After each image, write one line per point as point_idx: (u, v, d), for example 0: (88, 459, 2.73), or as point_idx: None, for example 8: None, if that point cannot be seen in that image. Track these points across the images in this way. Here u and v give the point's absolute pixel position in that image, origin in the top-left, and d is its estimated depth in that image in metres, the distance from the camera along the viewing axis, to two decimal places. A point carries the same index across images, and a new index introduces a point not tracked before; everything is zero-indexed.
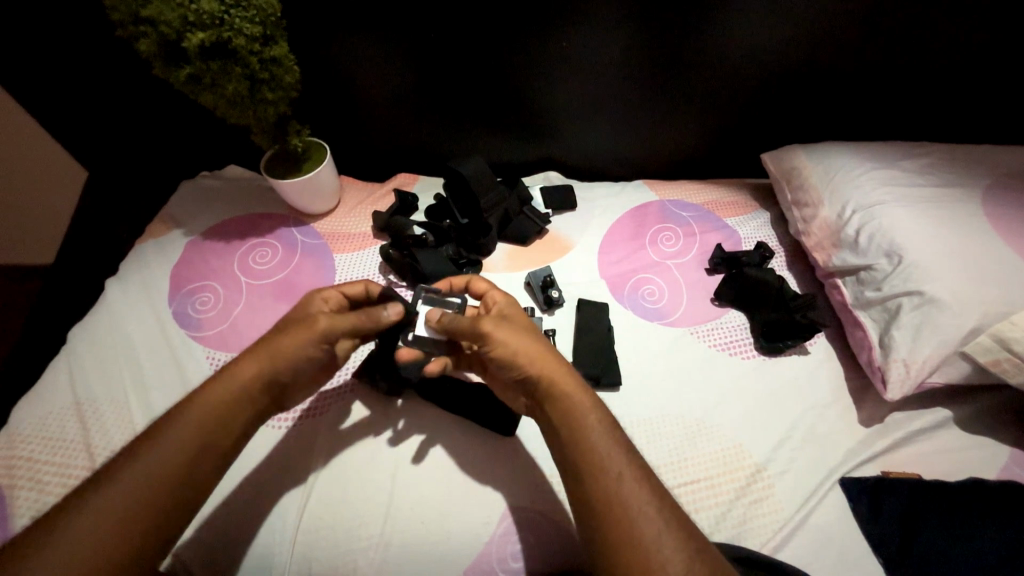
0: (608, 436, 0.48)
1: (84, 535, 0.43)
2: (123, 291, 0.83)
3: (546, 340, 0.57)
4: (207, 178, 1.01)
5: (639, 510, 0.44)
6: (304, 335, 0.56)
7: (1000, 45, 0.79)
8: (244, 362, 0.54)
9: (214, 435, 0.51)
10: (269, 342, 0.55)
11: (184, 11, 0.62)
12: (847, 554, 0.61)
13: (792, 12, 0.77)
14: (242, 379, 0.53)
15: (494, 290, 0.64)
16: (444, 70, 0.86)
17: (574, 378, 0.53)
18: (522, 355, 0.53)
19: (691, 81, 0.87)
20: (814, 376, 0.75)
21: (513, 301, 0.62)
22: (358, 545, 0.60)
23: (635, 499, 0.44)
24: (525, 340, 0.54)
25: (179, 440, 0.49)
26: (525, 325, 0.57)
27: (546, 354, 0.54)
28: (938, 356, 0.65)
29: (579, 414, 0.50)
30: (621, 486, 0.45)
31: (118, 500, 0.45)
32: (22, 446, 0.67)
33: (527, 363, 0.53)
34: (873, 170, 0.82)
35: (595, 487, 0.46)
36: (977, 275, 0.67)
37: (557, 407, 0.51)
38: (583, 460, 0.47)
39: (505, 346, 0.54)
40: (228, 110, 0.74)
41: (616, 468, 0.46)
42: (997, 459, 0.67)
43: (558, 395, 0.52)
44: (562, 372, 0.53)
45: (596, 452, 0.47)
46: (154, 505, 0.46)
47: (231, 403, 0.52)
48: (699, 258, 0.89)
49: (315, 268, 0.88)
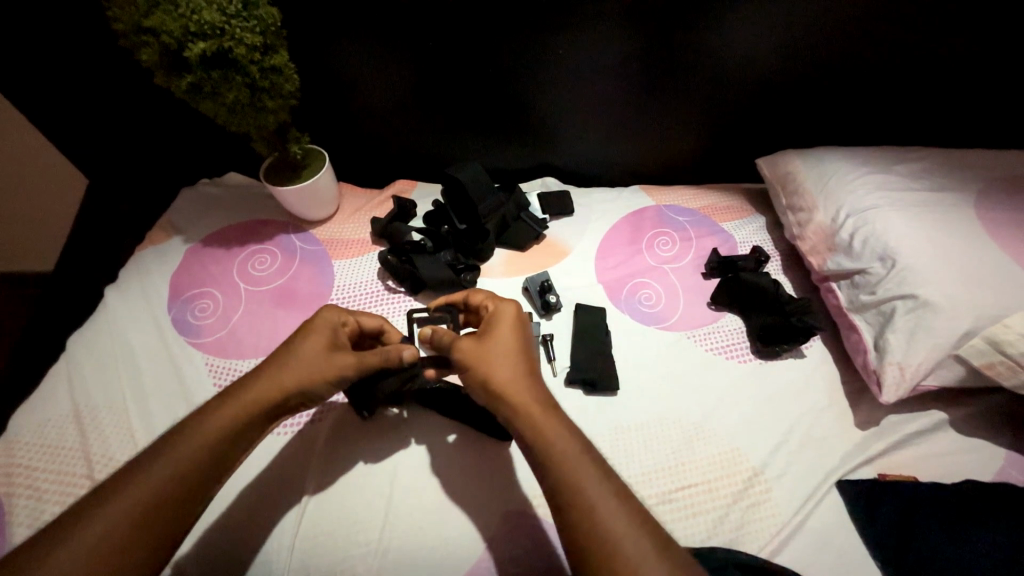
0: (584, 461, 0.48)
1: (87, 543, 0.42)
2: (123, 298, 0.84)
3: (531, 364, 0.56)
4: (207, 185, 1.02)
5: (634, 544, 0.42)
6: (331, 369, 0.57)
7: (989, 53, 0.80)
8: (262, 383, 0.54)
9: (224, 448, 0.51)
10: (295, 365, 0.56)
11: (185, 21, 0.63)
12: (843, 557, 0.61)
13: (784, 20, 0.78)
14: (259, 398, 0.54)
15: (493, 301, 0.63)
16: (442, 77, 0.87)
17: (550, 404, 0.53)
18: (496, 377, 0.54)
19: (686, 88, 0.88)
20: (810, 381, 0.76)
21: (511, 312, 0.61)
22: (356, 551, 0.60)
23: (631, 532, 0.43)
24: (501, 363, 0.55)
25: (191, 450, 0.49)
26: (511, 343, 0.57)
27: (515, 378, 0.54)
28: (932, 360, 0.66)
29: (548, 438, 0.49)
30: (599, 517, 0.44)
31: (125, 508, 0.45)
32: (21, 455, 0.67)
33: (500, 387, 0.53)
34: (867, 174, 0.82)
35: (570, 507, 0.45)
36: (970, 280, 0.68)
37: (528, 427, 0.51)
38: (558, 480, 0.47)
39: (481, 369, 0.55)
40: (228, 118, 0.74)
41: (591, 496, 0.45)
42: (992, 463, 0.68)
43: (528, 420, 0.51)
44: (538, 398, 0.53)
45: (565, 474, 0.47)
46: (159, 514, 0.46)
47: (245, 418, 0.52)
48: (696, 263, 0.90)
49: (314, 275, 0.88)
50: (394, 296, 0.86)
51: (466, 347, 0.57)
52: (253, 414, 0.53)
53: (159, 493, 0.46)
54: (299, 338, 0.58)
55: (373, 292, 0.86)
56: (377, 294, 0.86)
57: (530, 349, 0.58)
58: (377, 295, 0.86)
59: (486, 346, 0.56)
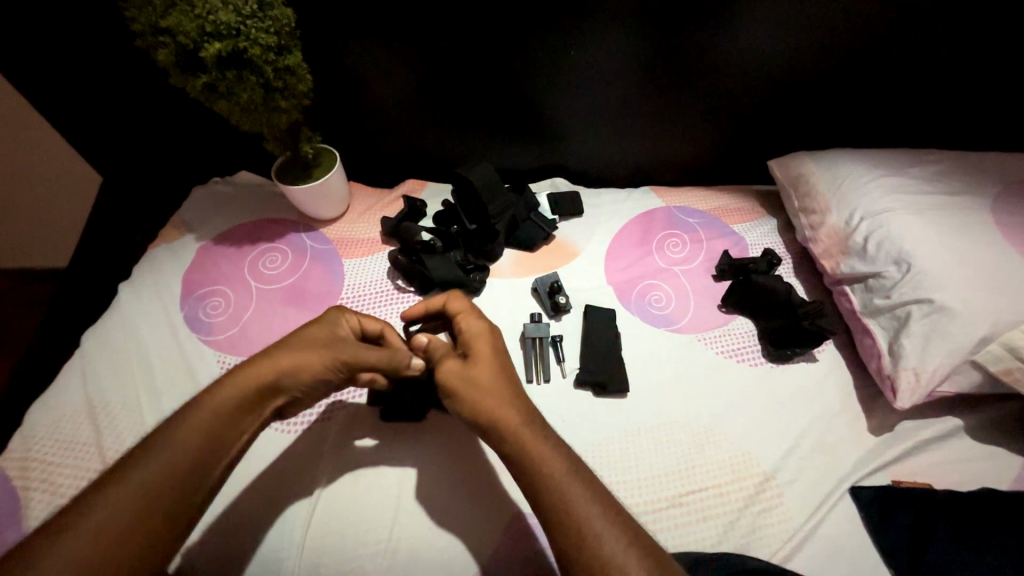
0: (573, 482, 0.47)
1: (85, 537, 0.42)
2: (137, 296, 0.85)
3: (514, 383, 0.56)
4: (219, 183, 1.03)
5: (623, 567, 0.42)
6: (324, 356, 0.57)
7: (1007, 55, 0.79)
8: (256, 372, 0.54)
9: (218, 441, 0.50)
10: (288, 355, 0.56)
11: (201, 22, 0.63)
12: (857, 564, 0.60)
13: (798, 21, 0.78)
14: (252, 388, 0.53)
15: (469, 314, 0.62)
16: (453, 78, 0.87)
17: (536, 424, 0.52)
18: (482, 401, 0.53)
19: (698, 89, 0.87)
20: (823, 385, 0.75)
21: (489, 330, 0.60)
22: (366, 550, 0.61)
23: (619, 554, 0.42)
24: (483, 385, 0.54)
25: (184, 441, 0.48)
26: (493, 363, 0.56)
27: (499, 402, 0.53)
28: (947, 365, 0.65)
29: (536, 460, 0.48)
30: (590, 542, 0.43)
31: (119, 502, 0.44)
32: (36, 449, 0.68)
33: (485, 413, 0.53)
34: (881, 177, 0.81)
35: (562, 530, 0.44)
36: (988, 286, 0.67)
37: (515, 452, 0.50)
38: (549, 508, 0.46)
39: (464, 393, 0.54)
40: (242, 117, 0.74)
41: (581, 519, 0.44)
42: (1007, 470, 0.67)
43: (514, 445, 0.50)
44: (524, 419, 0.52)
45: (557, 498, 0.46)
46: (152, 512, 0.45)
47: (237, 409, 0.52)
48: (706, 264, 0.89)
49: (324, 273, 0.89)
50: (403, 295, 0.86)
51: (450, 371, 0.56)
52: (243, 406, 0.52)
53: (155, 490, 0.46)
54: (302, 329, 0.59)
55: (382, 291, 0.86)
56: (385, 293, 0.86)
57: (512, 367, 0.58)
58: (386, 295, 0.86)
59: (468, 368, 0.56)
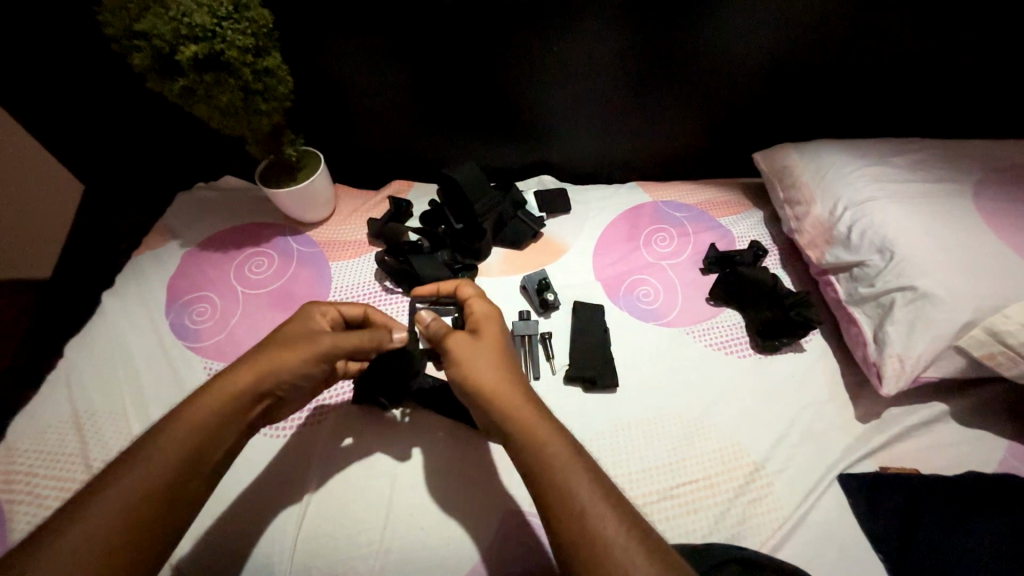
0: (573, 461, 0.47)
1: (68, 547, 0.40)
2: (122, 304, 0.84)
3: (516, 366, 0.56)
4: (203, 189, 1.02)
5: (624, 548, 0.41)
6: (307, 350, 0.56)
7: (986, 44, 0.80)
8: (240, 371, 0.53)
9: (207, 441, 0.49)
10: (270, 352, 0.55)
11: (177, 24, 0.63)
12: (847, 551, 0.61)
13: (777, 14, 0.78)
14: (225, 390, 0.52)
15: (479, 298, 0.63)
16: (437, 78, 0.87)
17: (536, 405, 0.52)
18: (482, 378, 0.53)
19: (681, 84, 0.88)
20: (810, 375, 0.76)
21: (497, 313, 0.61)
22: (358, 552, 0.60)
23: (620, 536, 0.42)
24: (485, 362, 0.54)
25: (176, 439, 0.48)
26: (496, 348, 0.56)
27: (499, 381, 0.53)
28: (931, 351, 0.66)
29: (537, 438, 0.48)
30: (589, 518, 0.43)
31: (112, 502, 0.43)
32: (20, 461, 0.67)
33: (485, 388, 0.52)
34: (863, 167, 0.82)
35: (560, 504, 0.44)
36: (970, 271, 0.68)
37: (514, 430, 0.50)
38: (549, 491, 0.45)
39: (465, 367, 0.54)
40: (223, 121, 0.74)
41: (581, 498, 0.44)
42: (993, 454, 0.67)
43: (513, 424, 0.50)
44: (525, 398, 0.52)
45: (556, 476, 0.46)
46: (146, 512, 0.44)
47: (225, 408, 0.51)
48: (694, 258, 0.90)
49: (312, 276, 0.88)
50: (392, 297, 0.86)
51: (456, 342, 0.56)
52: (230, 404, 0.51)
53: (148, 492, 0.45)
54: (280, 327, 0.58)
55: (370, 293, 0.86)
56: (374, 295, 0.86)
57: (512, 349, 0.58)
58: (374, 296, 0.86)
59: (473, 343, 0.56)
